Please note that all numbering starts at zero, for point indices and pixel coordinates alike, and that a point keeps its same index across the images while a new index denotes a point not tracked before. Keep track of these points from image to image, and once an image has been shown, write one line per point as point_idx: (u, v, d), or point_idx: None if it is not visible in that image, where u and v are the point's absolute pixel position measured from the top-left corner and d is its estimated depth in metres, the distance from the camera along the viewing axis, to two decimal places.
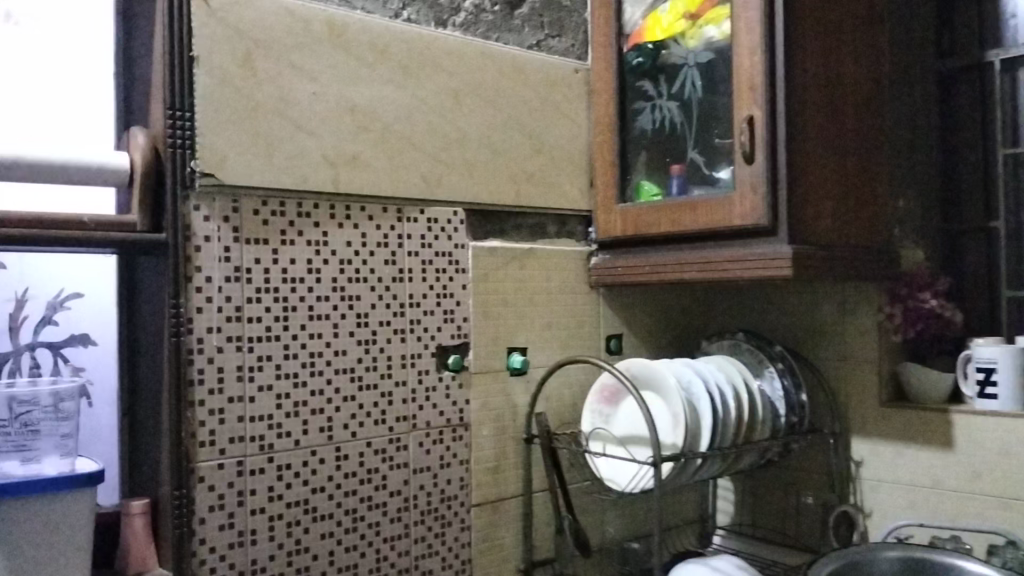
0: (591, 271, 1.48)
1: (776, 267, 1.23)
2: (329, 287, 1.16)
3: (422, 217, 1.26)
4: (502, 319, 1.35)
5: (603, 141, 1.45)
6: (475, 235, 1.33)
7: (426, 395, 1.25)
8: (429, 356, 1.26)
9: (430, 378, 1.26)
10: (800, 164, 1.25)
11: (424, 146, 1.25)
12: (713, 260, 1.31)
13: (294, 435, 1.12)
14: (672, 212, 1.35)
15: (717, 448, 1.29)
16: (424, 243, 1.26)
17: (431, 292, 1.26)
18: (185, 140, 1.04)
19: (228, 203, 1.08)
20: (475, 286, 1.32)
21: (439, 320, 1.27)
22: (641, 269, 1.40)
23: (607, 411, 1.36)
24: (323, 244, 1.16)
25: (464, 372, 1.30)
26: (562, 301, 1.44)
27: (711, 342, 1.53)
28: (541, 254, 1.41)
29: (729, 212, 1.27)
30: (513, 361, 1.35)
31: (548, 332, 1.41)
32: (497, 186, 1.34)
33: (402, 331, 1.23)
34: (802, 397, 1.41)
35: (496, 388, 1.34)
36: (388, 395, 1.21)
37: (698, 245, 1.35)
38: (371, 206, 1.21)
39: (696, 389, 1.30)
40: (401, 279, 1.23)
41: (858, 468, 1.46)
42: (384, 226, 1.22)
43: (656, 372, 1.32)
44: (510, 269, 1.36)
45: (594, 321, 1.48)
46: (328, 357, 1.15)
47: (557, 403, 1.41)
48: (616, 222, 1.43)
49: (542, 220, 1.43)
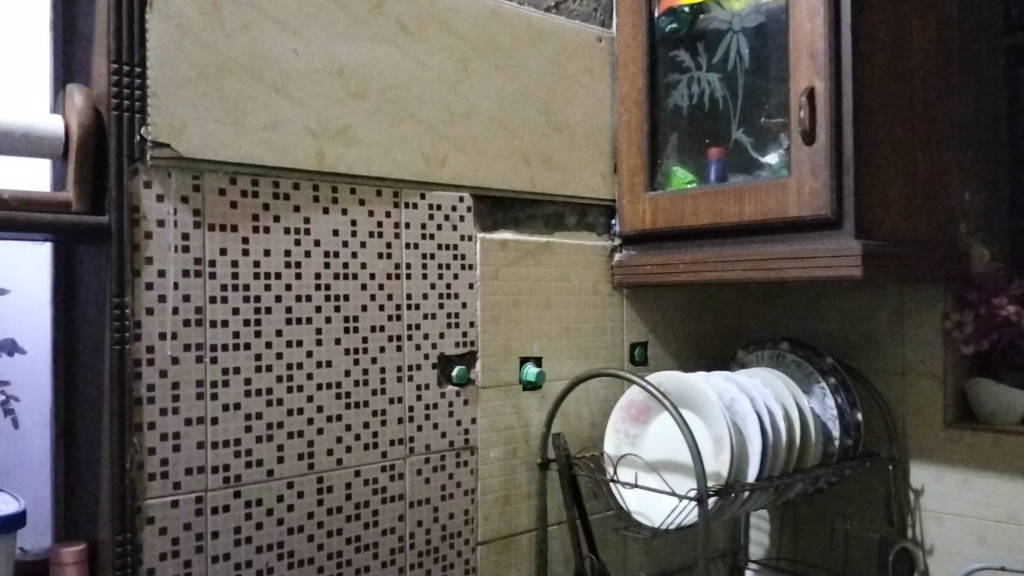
0: (614, 270, 1.29)
1: (842, 267, 1.04)
2: (311, 285, 0.96)
3: (423, 202, 1.07)
4: (515, 324, 1.16)
5: (630, 120, 1.27)
6: (485, 226, 1.14)
7: (425, 414, 1.05)
8: (429, 368, 1.06)
9: (431, 394, 1.06)
10: (868, 145, 1.07)
11: (426, 119, 1.06)
12: (763, 258, 1.12)
13: (267, 465, 0.92)
14: (714, 202, 1.16)
15: (766, 478, 1.10)
16: (424, 233, 1.06)
17: (432, 292, 1.07)
18: (134, 102, 0.84)
19: (187, 179, 0.88)
20: (484, 286, 1.12)
21: (442, 325, 1.07)
22: (674, 268, 1.21)
23: (634, 431, 1.17)
24: (305, 233, 0.96)
25: (470, 387, 1.10)
26: (583, 304, 1.25)
27: (749, 351, 1.34)
28: (559, 249, 1.22)
29: (784, 201, 1.08)
30: (527, 372, 1.15)
31: (567, 340, 1.22)
32: (509, 169, 1.15)
33: (398, 338, 1.03)
34: (858, 416, 1.22)
35: (507, 406, 1.14)
36: (380, 415, 1.01)
37: (744, 240, 1.16)
38: (363, 188, 1.01)
39: (741, 408, 1.11)
40: (397, 276, 1.04)
41: (918, 498, 1.28)
42: (378, 212, 1.02)
43: (693, 387, 1.13)
44: (523, 266, 1.17)
45: (618, 327, 1.29)
46: (309, 369, 0.96)
47: (577, 422, 1.22)
48: (644, 212, 1.24)
49: (561, 209, 1.24)
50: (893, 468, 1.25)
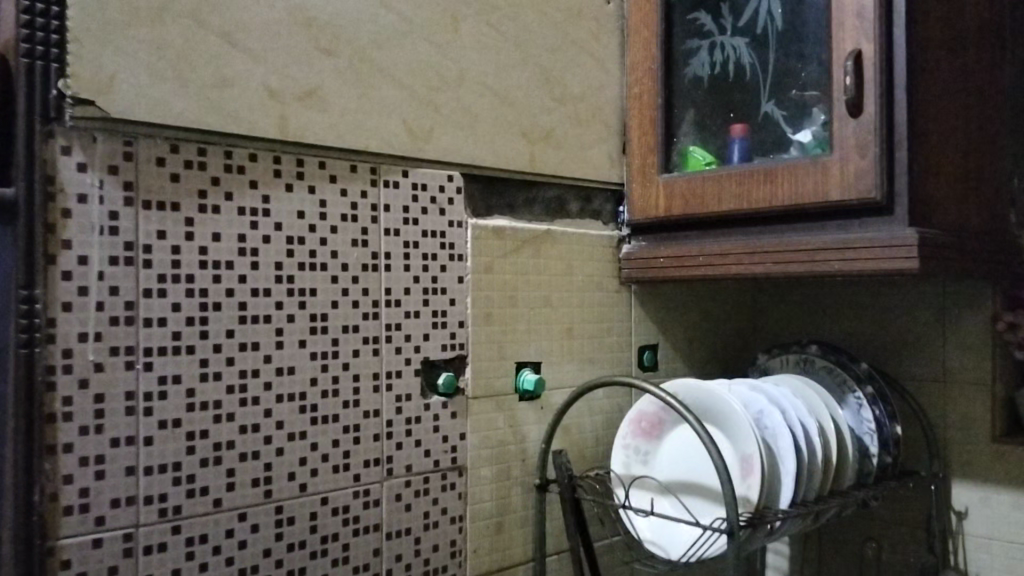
0: (622, 264, 1.14)
1: (894, 260, 0.89)
2: (270, 277, 0.80)
3: (406, 180, 0.91)
4: (510, 325, 1.00)
5: (640, 92, 1.11)
6: (477, 210, 0.98)
7: (406, 431, 0.90)
8: (411, 375, 0.91)
9: (412, 406, 0.91)
10: (922, 119, 0.92)
11: (409, 84, 0.90)
12: (797, 250, 0.97)
13: (213, 493, 0.76)
14: (742, 185, 1.01)
15: (801, 505, 0.95)
16: (406, 217, 0.90)
17: (415, 287, 0.91)
18: (50, 48, 0.68)
19: (117, 145, 0.72)
20: (476, 280, 0.96)
21: (426, 325, 0.92)
22: (691, 261, 1.06)
23: (646, 447, 1.03)
24: (264, 214, 0.80)
25: (458, 397, 0.95)
26: (587, 302, 1.09)
27: (772, 356, 1.19)
28: (561, 239, 1.06)
29: (824, 183, 0.94)
30: (525, 380, 1.00)
31: (569, 343, 1.07)
32: (505, 145, 0.99)
33: (375, 341, 0.88)
34: (898, 430, 1.08)
35: (500, 418, 0.99)
36: (353, 431, 0.86)
37: (774, 230, 1.01)
38: (334, 161, 0.85)
39: (772, 424, 0.97)
40: (375, 267, 0.88)
41: (960, 522, 1.13)
42: (352, 192, 0.86)
43: (716, 397, 0.98)
44: (520, 258, 1.01)
45: (625, 328, 1.14)
46: (268, 378, 0.80)
47: (577, 437, 1.06)
48: (658, 198, 1.09)
49: (564, 193, 1.08)
50: (936, 489, 1.11)
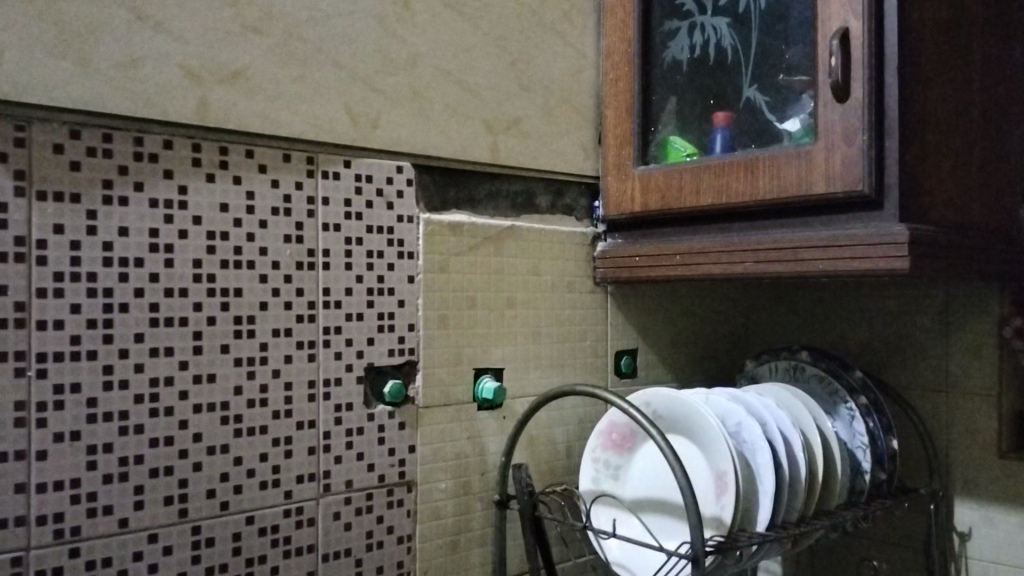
0: (596, 263, 1.06)
1: (882, 260, 0.81)
2: (187, 276, 0.73)
3: (348, 171, 0.83)
4: (468, 328, 0.92)
5: (616, 77, 1.03)
6: (432, 204, 0.91)
7: (346, 443, 0.83)
8: (352, 383, 0.83)
9: (354, 416, 0.83)
10: (918, 105, 0.83)
11: (352, 66, 0.83)
12: (779, 248, 0.89)
13: (119, 513, 0.70)
14: (722, 177, 0.93)
15: (781, 528, 0.86)
16: (348, 211, 0.83)
17: (358, 287, 0.84)
18: None
19: (7, 130, 0.65)
20: (428, 279, 0.89)
21: (371, 329, 0.85)
22: (667, 260, 0.98)
23: (616, 462, 0.95)
24: (180, 206, 0.73)
25: (407, 407, 0.87)
26: (557, 303, 1.02)
27: (760, 363, 1.11)
28: (528, 236, 0.99)
29: (808, 176, 0.86)
30: (484, 389, 0.93)
31: (535, 348, 0.99)
32: (464, 134, 0.92)
33: (311, 346, 0.81)
34: (893, 443, 0.98)
35: (457, 430, 0.92)
36: (284, 444, 0.79)
37: (755, 227, 0.93)
38: (264, 150, 0.78)
39: (750, 438, 0.88)
40: (311, 266, 0.80)
41: (964, 544, 1.04)
42: (284, 183, 0.79)
43: (689, 408, 0.90)
44: (479, 256, 0.94)
45: (599, 332, 1.06)
46: (183, 386, 0.73)
47: (542, 448, 0.99)
48: (633, 191, 1.01)
49: (532, 187, 1.00)
50: (936, 508, 1.02)
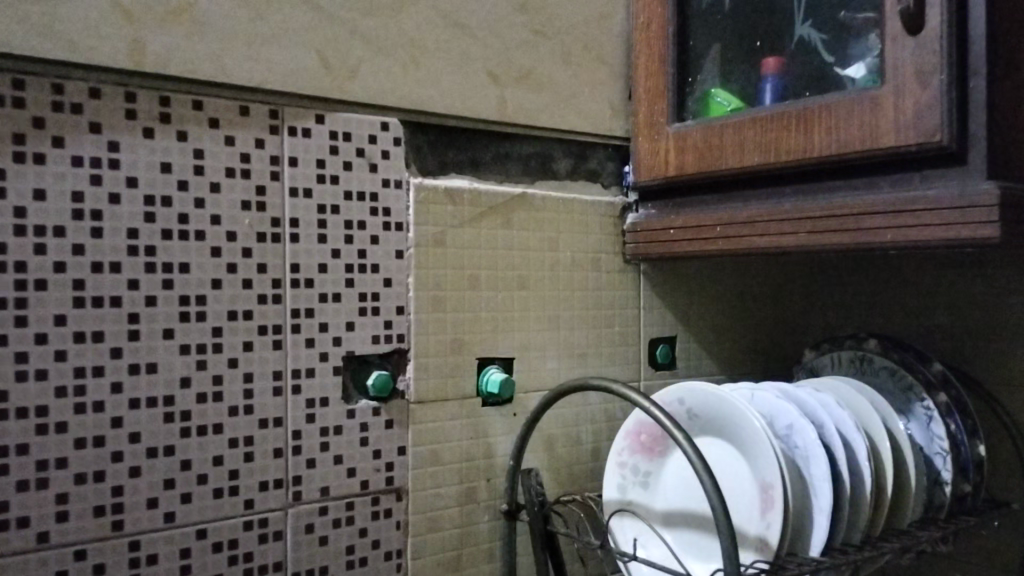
0: (626, 237, 0.92)
1: (967, 226, 0.65)
2: (120, 249, 0.62)
3: (321, 127, 0.71)
4: (470, 311, 0.80)
5: (648, 21, 0.89)
6: (426, 167, 0.78)
7: (320, 444, 0.71)
8: (328, 375, 0.72)
9: (329, 413, 0.72)
10: (1012, 34, 0.67)
11: (326, 4, 0.70)
12: (837, 215, 0.74)
13: (37, 527, 0.59)
14: (770, 134, 0.78)
15: (840, 553, 0.72)
16: (322, 174, 0.71)
17: (335, 263, 0.72)
18: None
19: None
20: (420, 254, 0.77)
21: (350, 312, 0.73)
22: (706, 233, 0.84)
23: (645, 468, 0.82)
24: (110, 166, 0.62)
25: (396, 402, 0.75)
26: (578, 284, 0.88)
27: (821, 354, 0.95)
28: (543, 205, 0.85)
29: (874, 127, 0.70)
30: (489, 382, 0.80)
31: (552, 335, 0.86)
32: (464, 85, 0.79)
33: (277, 331, 0.69)
34: (979, 450, 0.83)
35: (457, 429, 0.79)
36: (243, 445, 0.67)
37: (808, 191, 0.78)
38: (215, 101, 0.66)
39: (803, 443, 0.74)
40: (276, 238, 0.69)
41: None
42: (241, 141, 0.67)
43: (730, 407, 0.76)
44: (483, 228, 0.81)
45: (629, 317, 0.92)
46: (117, 378, 0.62)
47: (560, 451, 0.86)
48: (668, 154, 0.86)
49: (550, 148, 0.87)
50: None
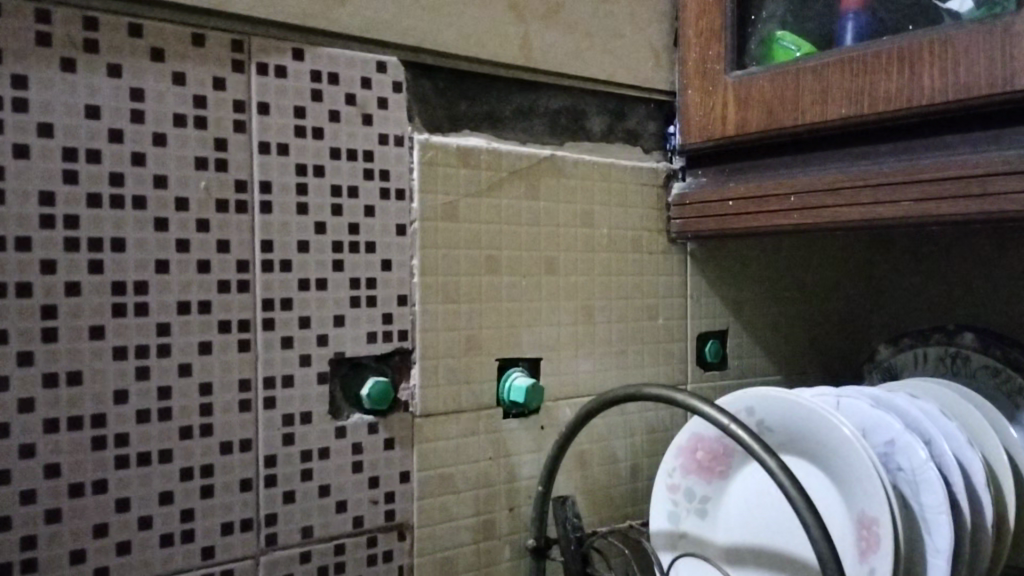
0: (672, 212, 0.77)
1: None
2: (30, 219, 0.46)
3: (300, 66, 0.55)
4: (488, 302, 0.64)
5: None
6: (433, 121, 0.62)
7: (301, 473, 0.55)
8: (311, 384, 0.55)
9: (313, 433, 0.55)
10: None
11: None
12: (947, 176, 0.57)
13: None
14: (858, 77, 0.62)
15: None
16: (301, 126, 0.55)
17: (319, 240, 0.56)
18: None
19: None
20: (427, 229, 0.61)
21: (339, 304, 0.57)
22: (774, 203, 0.68)
23: (703, 493, 0.67)
24: (15, 107, 0.46)
25: (398, 417, 0.59)
26: (617, 268, 0.73)
27: (901, 350, 0.80)
28: (575, 170, 0.70)
29: (1005, 62, 0.53)
30: (512, 389, 0.64)
31: (585, 330, 0.70)
32: (481, 19, 0.63)
33: (244, 328, 0.53)
34: None
35: (473, 448, 0.63)
36: (200, 477, 0.51)
37: (906, 148, 0.62)
38: (160, 26, 0.50)
39: (910, 465, 0.59)
40: (242, 207, 0.53)
41: None
42: (193, 80, 0.51)
43: (815, 421, 0.60)
44: (503, 198, 0.65)
45: (674, 307, 0.77)
46: (26, 394, 0.46)
47: (594, 471, 0.71)
48: (725, 108, 0.71)
49: (582, 103, 0.72)
50: None
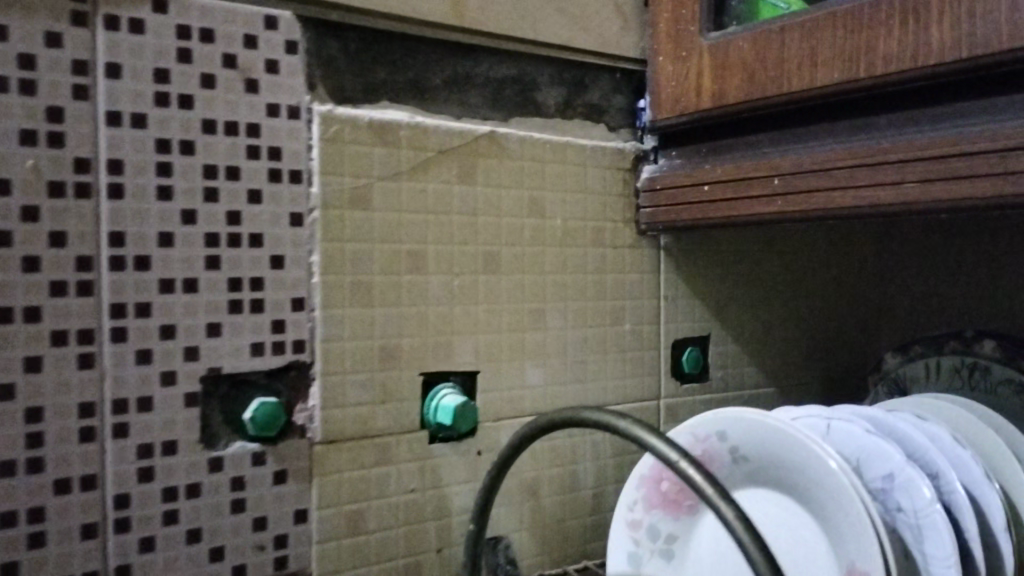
0: (642, 199, 0.66)
1: None
2: None
3: (162, 19, 0.45)
4: (410, 306, 0.54)
5: None
6: (341, 90, 0.52)
7: (164, 515, 0.45)
8: (176, 408, 0.46)
9: (180, 466, 0.46)
10: None
11: None
12: (961, 152, 0.46)
13: None
14: (853, 33, 0.51)
15: None
16: (163, 93, 0.45)
17: (186, 233, 0.46)
18: None
19: None
20: (330, 219, 0.50)
21: (214, 310, 0.47)
22: (756, 188, 0.57)
23: (669, 530, 0.57)
24: None
25: (292, 445, 0.49)
26: (574, 266, 0.62)
27: (909, 360, 0.69)
28: (522, 150, 0.59)
29: None
30: (439, 410, 0.54)
31: (534, 338, 0.60)
32: None
33: (87, 341, 0.43)
34: None
35: (391, 479, 0.53)
36: (27, 524, 0.42)
37: (912, 119, 0.51)
38: None
39: (912, 506, 0.48)
40: (84, 191, 0.43)
41: None
42: (18, 34, 0.41)
43: (797, 451, 0.49)
44: (430, 182, 0.55)
45: (644, 310, 0.67)
46: None
47: (545, 502, 0.61)
48: (700, 77, 0.60)
49: (534, 72, 0.61)
50: None
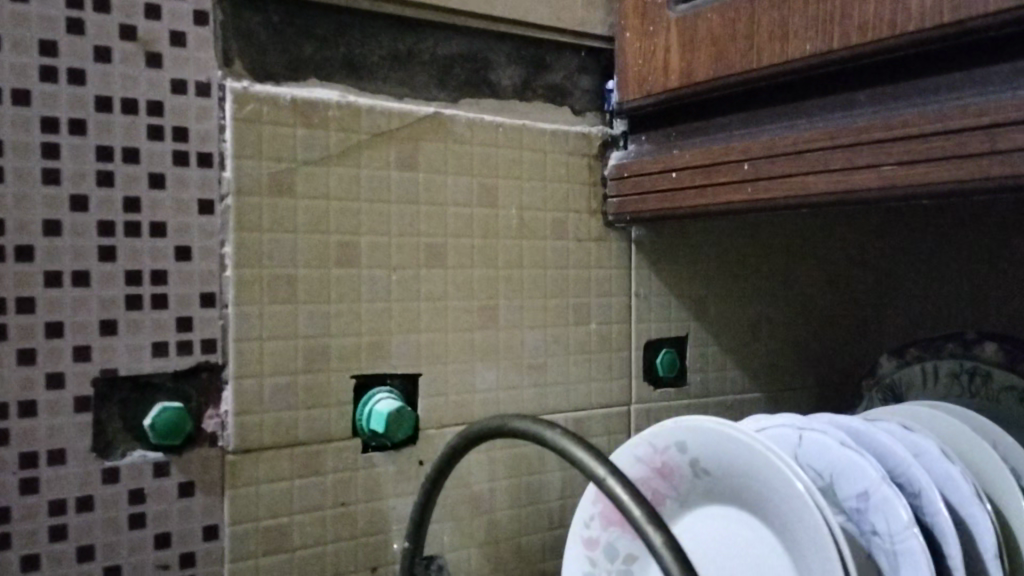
0: (609, 188, 0.61)
1: None
2: None
3: None
4: (339, 302, 0.49)
5: None
6: (261, 66, 0.47)
7: (51, 532, 0.41)
8: (64, 413, 0.42)
9: (68, 477, 0.42)
10: None
11: None
12: (943, 130, 0.41)
13: None
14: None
15: None
16: (49, 67, 0.41)
17: (77, 221, 0.42)
18: None
19: None
20: (245, 207, 0.46)
21: (109, 306, 0.42)
22: (725, 174, 0.52)
23: (625, 548, 0.51)
24: None
25: (201, 454, 0.45)
26: (531, 260, 0.58)
27: (905, 364, 0.63)
28: (472, 134, 0.55)
29: None
30: (370, 416, 0.49)
31: (485, 337, 0.55)
32: None
33: None
34: None
35: (317, 491, 0.49)
36: None
37: (891, 95, 0.45)
38: None
39: (887, 529, 0.42)
40: None
41: None
42: None
43: (760, 466, 0.44)
44: (363, 167, 0.50)
45: (612, 308, 0.62)
46: None
47: (499, 515, 0.56)
48: (667, 54, 0.55)
49: (488, 49, 0.56)
50: None
